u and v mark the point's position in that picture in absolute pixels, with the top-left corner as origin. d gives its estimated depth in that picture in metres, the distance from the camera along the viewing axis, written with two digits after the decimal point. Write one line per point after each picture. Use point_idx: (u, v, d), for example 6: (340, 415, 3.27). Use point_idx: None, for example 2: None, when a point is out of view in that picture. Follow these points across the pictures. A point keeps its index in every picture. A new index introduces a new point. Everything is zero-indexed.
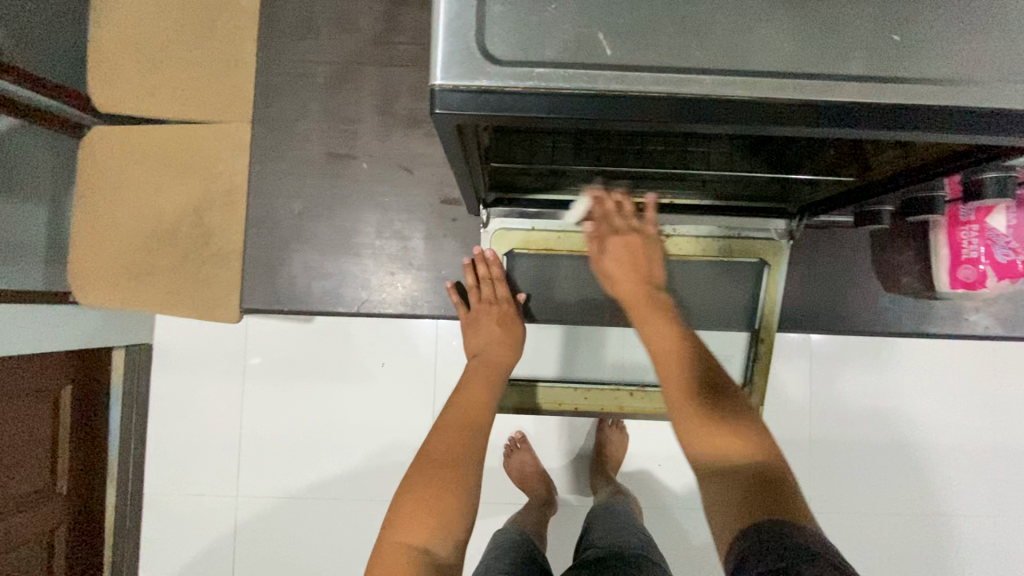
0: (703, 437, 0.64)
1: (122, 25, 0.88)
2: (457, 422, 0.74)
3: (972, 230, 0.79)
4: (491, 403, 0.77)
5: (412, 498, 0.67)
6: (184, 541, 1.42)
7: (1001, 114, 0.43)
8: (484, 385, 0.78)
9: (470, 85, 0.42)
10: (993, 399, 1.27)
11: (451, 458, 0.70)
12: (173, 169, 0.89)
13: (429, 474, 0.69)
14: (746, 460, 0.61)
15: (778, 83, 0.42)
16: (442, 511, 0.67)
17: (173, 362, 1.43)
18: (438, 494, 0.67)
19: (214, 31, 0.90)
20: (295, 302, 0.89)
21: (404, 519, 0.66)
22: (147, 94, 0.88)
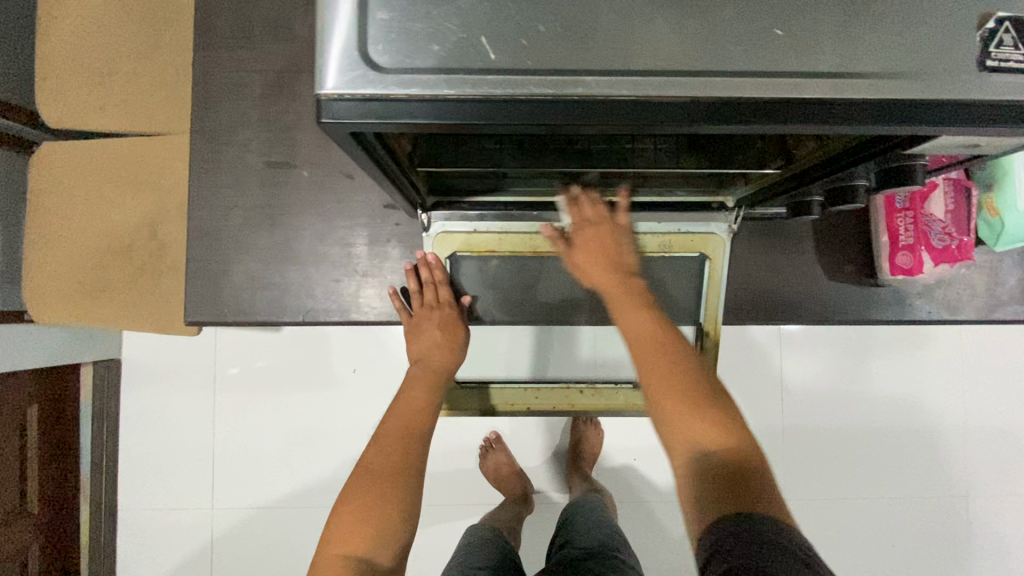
0: (683, 432, 0.60)
1: (67, 41, 0.88)
2: (396, 432, 0.75)
3: (908, 217, 0.83)
4: (431, 411, 0.79)
5: (349, 511, 0.68)
6: (163, 557, 1.41)
7: (888, 104, 0.44)
8: (423, 393, 0.80)
9: (355, 94, 0.42)
10: (969, 380, 1.29)
11: (389, 468, 0.71)
12: (123, 184, 0.89)
13: (365, 486, 0.70)
14: (723, 459, 0.58)
15: (662, 81, 0.42)
16: (377, 522, 0.68)
17: (142, 376, 1.42)
18: (374, 503, 0.68)
19: (158, 41, 0.89)
20: (238, 313, 0.88)
21: (340, 532, 0.67)
22: (96, 107, 0.89)
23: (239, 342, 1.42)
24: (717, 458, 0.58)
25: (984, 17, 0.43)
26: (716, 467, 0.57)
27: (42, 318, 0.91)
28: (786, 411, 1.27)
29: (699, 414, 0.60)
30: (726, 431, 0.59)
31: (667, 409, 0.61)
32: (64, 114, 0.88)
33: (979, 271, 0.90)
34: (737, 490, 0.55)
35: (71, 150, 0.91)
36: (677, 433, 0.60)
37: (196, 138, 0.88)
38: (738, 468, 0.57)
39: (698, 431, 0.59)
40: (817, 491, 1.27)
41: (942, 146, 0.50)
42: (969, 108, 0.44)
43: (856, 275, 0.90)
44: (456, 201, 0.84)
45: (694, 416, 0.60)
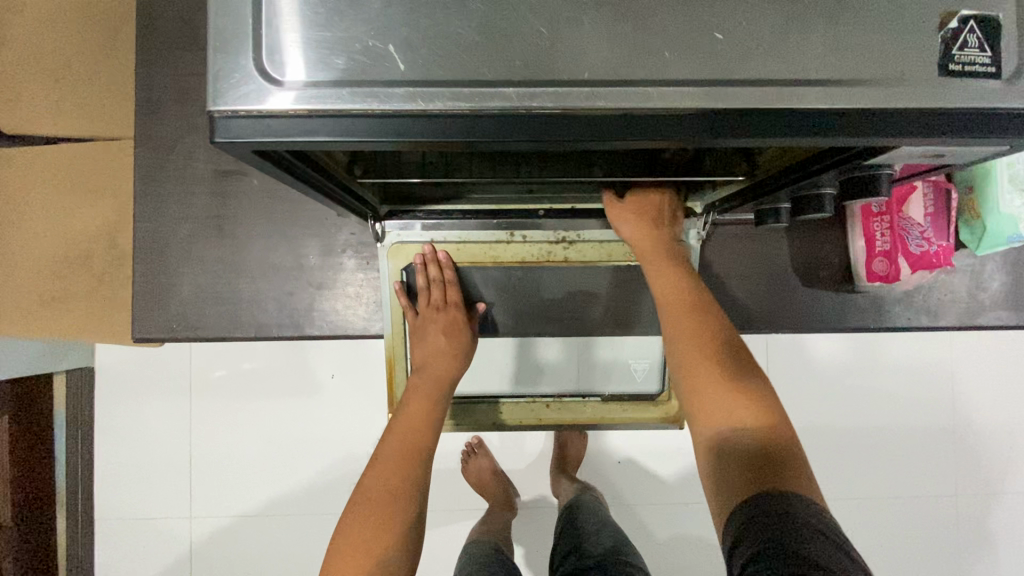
0: (715, 410, 0.57)
1: (13, 40, 0.80)
2: (397, 454, 0.69)
3: (884, 222, 0.80)
4: (431, 429, 0.73)
5: (345, 542, 0.63)
6: (141, 565, 1.38)
7: (846, 114, 0.40)
8: (423, 409, 0.74)
9: (249, 110, 0.38)
10: (968, 380, 1.26)
11: (389, 495, 0.66)
12: (82, 190, 0.84)
13: (365, 514, 0.65)
14: (756, 436, 0.55)
15: (590, 93, 0.38)
16: (373, 553, 0.63)
17: (113, 386, 1.38)
18: (372, 533, 0.64)
19: (112, 44, 0.84)
20: (188, 328, 0.84)
21: (336, 562, 0.63)
22: (48, 111, 0.83)
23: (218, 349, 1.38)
24: (744, 436, 0.55)
25: (947, 16, 0.39)
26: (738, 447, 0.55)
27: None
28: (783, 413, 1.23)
29: (725, 392, 0.58)
30: (752, 410, 0.57)
31: (693, 388, 0.60)
32: (21, 119, 0.82)
33: (961, 275, 0.86)
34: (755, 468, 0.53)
35: (30, 154, 0.83)
36: (701, 411, 0.58)
37: (142, 146, 0.85)
38: (768, 443, 0.55)
39: (724, 408, 0.57)
40: None
41: (907, 156, 0.46)
42: (933, 119, 0.40)
43: (833, 281, 0.86)
44: (411, 210, 0.80)
45: (719, 391, 0.58)
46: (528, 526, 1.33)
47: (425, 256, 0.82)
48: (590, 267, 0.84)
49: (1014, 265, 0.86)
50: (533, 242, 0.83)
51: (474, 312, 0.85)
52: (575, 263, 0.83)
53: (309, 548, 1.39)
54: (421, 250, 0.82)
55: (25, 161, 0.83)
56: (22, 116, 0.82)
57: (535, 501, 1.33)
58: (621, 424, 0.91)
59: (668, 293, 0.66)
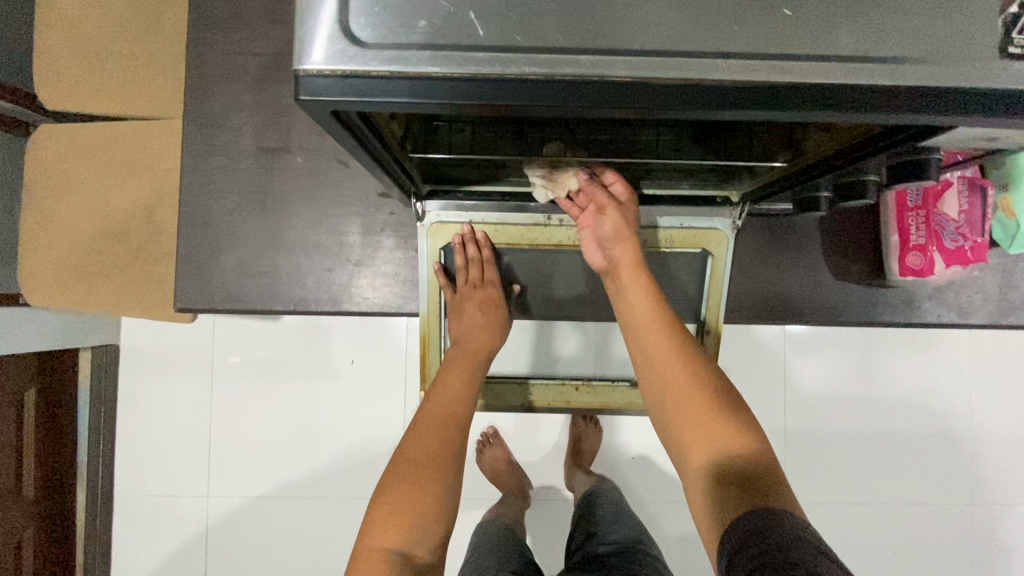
0: (702, 432, 0.63)
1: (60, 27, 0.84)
2: (436, 419, 0.71)
3: (919, 216, 0.80)
4: (467, 396, 0.75)
5: (385, 502, 0.65)
6: (158, 544, 1.41)
7: (909, 92, 0.41)
8: (461, 378, 0.76)
9: (334, 70, 0.40)
10: (985, 388, 1.26)
11: (429, 459, 0.67)
12: (121, 167, 0.86)
13: (409, 477, 0.66)
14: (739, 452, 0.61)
15: (661, 63, 0.39)
16: (414, 516, 0.64)
17: (141, 362, 1.43)
18: (412, 495, 0.65)
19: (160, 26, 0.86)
20: (229, 301, 0.86)
21: (378, 522, 0.64)
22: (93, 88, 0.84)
23: (240, 332, 1.42)
24: (719, 455, 0.61)
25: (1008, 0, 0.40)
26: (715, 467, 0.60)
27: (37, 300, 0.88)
28: (793, 415, 1.25)
29: (704, 415, 0.63)
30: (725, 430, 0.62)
31: (681, 415, 0.64)
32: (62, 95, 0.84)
33: (992, 273, 0.87)
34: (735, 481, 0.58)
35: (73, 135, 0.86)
36: (681, 441, 0.64)
37: (190, 121, 0.87)
38: (751, 460, 0.60)
39: (705, 427, 0.63)
40: (826, 494, 1.25)
41: (958, 140, 0.47)
42: (993, 100, 0.41)
43: (864, 275, 0.87)
44: (451, 190, 0.82)
45: (702, 415, 0.63)
46: (543, 515, 1.34)
47: (464, 236, 0.83)
48: None
49: None
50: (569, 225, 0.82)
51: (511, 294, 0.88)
52: None
53: (324, 531, 1.41)
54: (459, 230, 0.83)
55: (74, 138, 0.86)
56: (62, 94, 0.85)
57: (552, 491, 1.35)
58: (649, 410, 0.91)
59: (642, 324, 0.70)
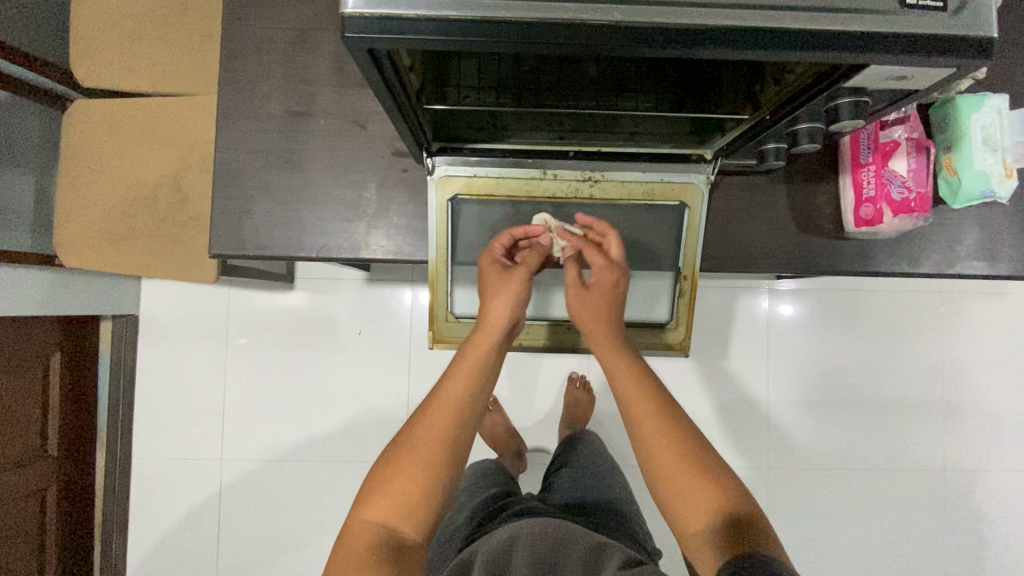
0: (699, 498, 0.75)
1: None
2: (445, 416, 0.81)
3: (870, 171, 0.91)
4: (474, 395, 0.83)
5: (381, 490, 0.76)
6: (175, 500, 1.62)
7: (831, 36, 0.51)
8: (469, 373, 0.84)
9: (374, 13, 0.50)
10: (852, 360, 1.65)
11: (432, 453, 0.78)
12: None
13: (408, 474, 0.76)
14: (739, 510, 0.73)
15: (632, 10, 0.50)
16: (404, 502, 0.75)
17: (156, 332, 1.64)
18: (410, 484, 0.76)
19: None
20: (260, 248, 0.96)
21: (372, 502, 0.76)
22: None
23: (249, 315, 1.64)
24: (719, 519, 0.73)
25: None
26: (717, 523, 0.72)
27: (151, 276, 1.23)
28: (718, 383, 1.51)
29: (699, 482, 0.76)
30: (719, 497, 0.74)
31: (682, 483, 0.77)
32: None
33: (939, 228, 0.97)
34: (736, 537, 0.69)
35: None
36: (685, 509, 0.75)
37: (224, 87, 0.97)
38: (739, 522, 0.71)
39: (702, 495, 0.75)
40: None
41: (876, 79, 0.57)
42: (898, 41, 0.51)
43: (825, 228, 0.97)
44: (458, 146, 0.92)
45: (698, 481, 0.76)
46: (536, 468, 1.46)
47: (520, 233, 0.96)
48: (613, 205, 0.96)
49: (985, 222, 0.97)
50: (563, 179, 0.94)
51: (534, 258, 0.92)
52: (598, 200, 0.95)
53: (323, 490, 1.62)
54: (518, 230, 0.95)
55: None
56: None
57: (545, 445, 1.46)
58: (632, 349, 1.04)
59: (634, 404, 0.83)
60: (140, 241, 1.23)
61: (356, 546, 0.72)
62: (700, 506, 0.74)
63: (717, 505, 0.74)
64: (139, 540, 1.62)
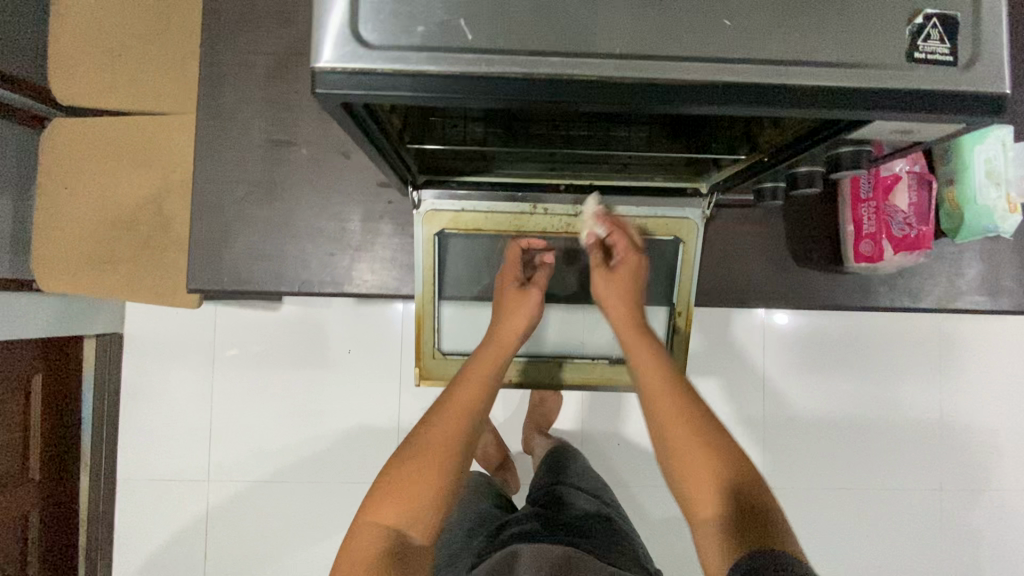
0: (709, 481, 0.69)
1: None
2: (456, 410, 0.79)
3: (870, 207, 0.88)
4: (488, 392, 0.82)
5: (388, 490, 0.73)
6: (164, 519, 1.58)
7: (834, 92, 0.48)
8: (483, 367, 0.83)
9: (347, 68, 0.47)
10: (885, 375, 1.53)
11: (442, 446, 0.76)
12: None
13: (414, 473, 0.74)
14: (756, 496, 0.67)
15: (622, 64, 0.47)
16: (413, 504, 0.73)
17: (142, 350, 1.59)
18: (416, 480, 0.74)
19: None
20: (239, 283, 0.93)
21: (378, 502, 0.73)
22: None
23: (237, 327, 1.59)
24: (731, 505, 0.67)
25: (913, 13, 0.48)
26: (728, 511, 0.66)
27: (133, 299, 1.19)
28: None
29: (706, 465, 0.70)
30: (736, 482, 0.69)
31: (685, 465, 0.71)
32: None
33: (940, 262, 0.94)
34: (750, 525, 0.64)
35: None
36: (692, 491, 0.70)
37: (202, 115, 0.93)
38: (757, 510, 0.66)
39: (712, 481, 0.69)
40: None
41: (881, 133, 0.55)
42: (906, 99, 0.48)
43: (825, 262, 0.94)
44: (446, 180, 0.89)
45: (711, 466, 0.70)
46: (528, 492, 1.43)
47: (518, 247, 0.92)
48: None
49: (989, 256, 0.94)
50: (554, 214, 0.92)
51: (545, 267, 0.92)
52: None
53: (316, 508, 1.58)
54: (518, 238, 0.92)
55: None
56: None
57: None
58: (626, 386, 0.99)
59: (651, 383, 0.77)
60: (118, 266, 1.18)
61: (363, 550, 0.70)
62: (708, 491, 0.69)
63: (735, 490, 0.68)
64: (125, 561, 1.57)
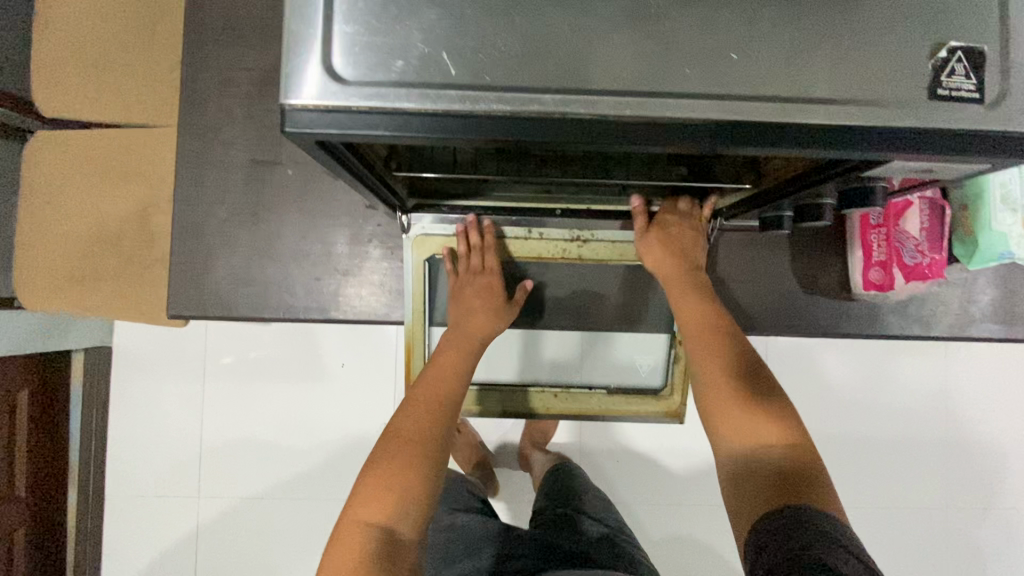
0: (740, 432, 0.64)
1: (54, 26, 0.91)
2: (427, 401, 0.76)
3: (881, 233, 0.84)
4: (459, 381, 0.80)
5: (373, 482, 0.68)
6: (152, 538, 1.40)
7: (850, 130, 0.44)
8: (454, 353, 0.82)
9: (319, 105, 0.43)
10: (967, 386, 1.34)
11: (419, 434, 0.72)
12: (119, 173, 0.91)
13: (391, 464, 0.69)
14: (775, 455, 0.61)
15: (618, 101, 0.43)
16: (401, 494, 0.67)
17: (128, 364, 1.42)
18: (397, 469, 0.69)
19: (157, 37, 0.92)
20: (222, 308, 0.91)
21: (361, 500, 0.67)
22: (90, 98, 0.92)
23: (231, 332, 1.42)
24: (768, 455, 0.62)
25: (936, 45, 0.44)
26: (762, 464, 0.61)
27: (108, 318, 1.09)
28: None
29: (740, 412, 0.65)
30: (773, 429, 0.63)
31: (719, 416, 0.66)
32: (60, 101, 0.91)
33: (952, 288, 0.91)
34: (786, 481, 0.58)
35: (67, 138, 0.93)
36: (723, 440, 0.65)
37: (185, 135, 0.91)
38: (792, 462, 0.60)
39: (747, 431, 0.64)
40: None
41: (901, 169, 0.51)
42: (927, 137, 0.45)
43: (832, 290, 0.91)
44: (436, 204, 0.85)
45: (742, 416, 0.65)
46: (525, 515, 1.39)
47: (467, 227, 0.86)
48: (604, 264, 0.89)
49: (1004, 281, 0.91)
50: (550, 239, 0.87)
51: (522, 292, 0.89)
52: (588, 261, 0.87)
53: (314, 536, 1.41)
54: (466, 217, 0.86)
55: (70, 144, 0.92)
56: (65, 102, 0.91)
57: None
58: (625, 416, 0.96)
59: (696, 332, 0.72)
60: None
61: (350, 550, 0.63)
62: (740, 441, 0.64)
63: (767, 441, 0.63)
64: None
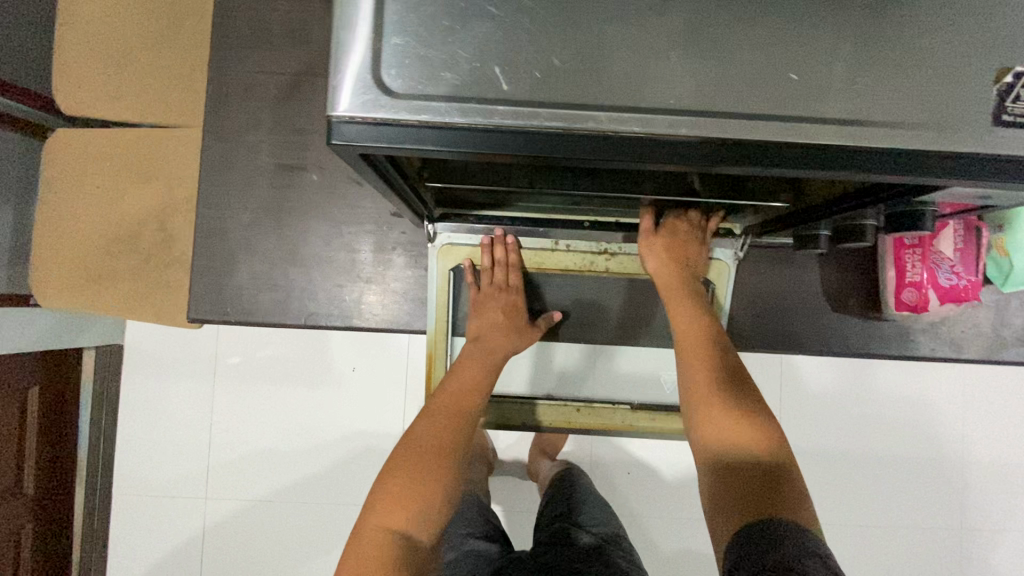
0: (713, 431, 0.64)
1: (78, 22, 0.90)
2: (447, 411, 0.76)
3: (915, 254, 0.82)
4: (480, 394, 0.79)
5: (388, 491, 0.68)
6: (157, 539, 1.39)
7: (909, 154, 0.43)
8: (474, 363, 0.81)
9: (366, 118, 0.42)
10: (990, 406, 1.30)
11: (439, 445, 0.72)
12: (138, 175, 0.91)
13: (407, 473, 0.69)
14: (747, 456, 0.60)
15: (673, 120, 0.42)
16: (417, 500, 0.68)
17: (138, 360, 1.41)
18: (416, 479, 0.69)
19: (182, 34, 0.91)
20: (244, 312, 0.90)
21: (381, 507, 0.67)
22: (115, 95, 0.91)
23: (243, 333, 1.41)
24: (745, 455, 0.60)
25: (1001, 70, 0.43)
26: (732, 463, 0.60)
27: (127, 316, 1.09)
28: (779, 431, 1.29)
29: (724, 411, 0.64)
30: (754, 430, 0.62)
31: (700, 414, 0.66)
32: (83, 99, 0.90)
33: (986, 310, 0.89)
34: (756, 485, 0.57)
35: (83, 137, 0.92)
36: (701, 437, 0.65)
37: (210, 138, 0.91)
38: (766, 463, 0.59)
39: (721, 430, 0.63)
40: None
41: (954, 194, 0.50)
42: (989, 163, 0.43)
43: (860, 308, 0.89)
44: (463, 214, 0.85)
45: (722, 416, 0.64)
46: None
47: (494, 238, 0.87)
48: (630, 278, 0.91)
49: None
50: (575, 251, 0.89)
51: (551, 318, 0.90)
52: (614, 274, 0.89)
53: (319, 541, 1.39)
54: (492, 231, 0.87)
55: (87, 143, 0.92)
56: (87, 99, 0.90)
57: None
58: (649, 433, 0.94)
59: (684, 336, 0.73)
60: None
61: (368, 554, 0.63)
62: (713, 436, 0.63)
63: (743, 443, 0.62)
64: None
